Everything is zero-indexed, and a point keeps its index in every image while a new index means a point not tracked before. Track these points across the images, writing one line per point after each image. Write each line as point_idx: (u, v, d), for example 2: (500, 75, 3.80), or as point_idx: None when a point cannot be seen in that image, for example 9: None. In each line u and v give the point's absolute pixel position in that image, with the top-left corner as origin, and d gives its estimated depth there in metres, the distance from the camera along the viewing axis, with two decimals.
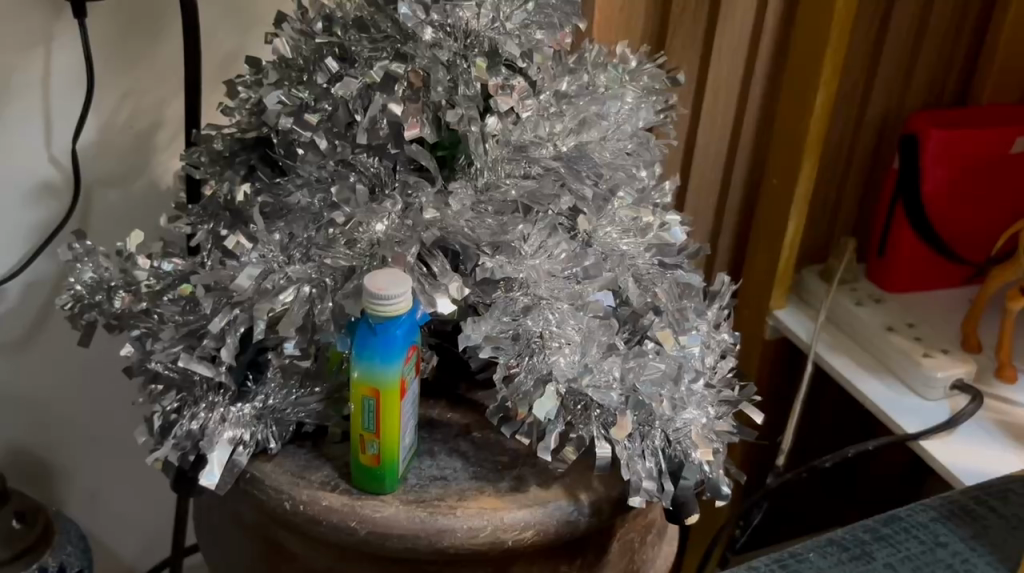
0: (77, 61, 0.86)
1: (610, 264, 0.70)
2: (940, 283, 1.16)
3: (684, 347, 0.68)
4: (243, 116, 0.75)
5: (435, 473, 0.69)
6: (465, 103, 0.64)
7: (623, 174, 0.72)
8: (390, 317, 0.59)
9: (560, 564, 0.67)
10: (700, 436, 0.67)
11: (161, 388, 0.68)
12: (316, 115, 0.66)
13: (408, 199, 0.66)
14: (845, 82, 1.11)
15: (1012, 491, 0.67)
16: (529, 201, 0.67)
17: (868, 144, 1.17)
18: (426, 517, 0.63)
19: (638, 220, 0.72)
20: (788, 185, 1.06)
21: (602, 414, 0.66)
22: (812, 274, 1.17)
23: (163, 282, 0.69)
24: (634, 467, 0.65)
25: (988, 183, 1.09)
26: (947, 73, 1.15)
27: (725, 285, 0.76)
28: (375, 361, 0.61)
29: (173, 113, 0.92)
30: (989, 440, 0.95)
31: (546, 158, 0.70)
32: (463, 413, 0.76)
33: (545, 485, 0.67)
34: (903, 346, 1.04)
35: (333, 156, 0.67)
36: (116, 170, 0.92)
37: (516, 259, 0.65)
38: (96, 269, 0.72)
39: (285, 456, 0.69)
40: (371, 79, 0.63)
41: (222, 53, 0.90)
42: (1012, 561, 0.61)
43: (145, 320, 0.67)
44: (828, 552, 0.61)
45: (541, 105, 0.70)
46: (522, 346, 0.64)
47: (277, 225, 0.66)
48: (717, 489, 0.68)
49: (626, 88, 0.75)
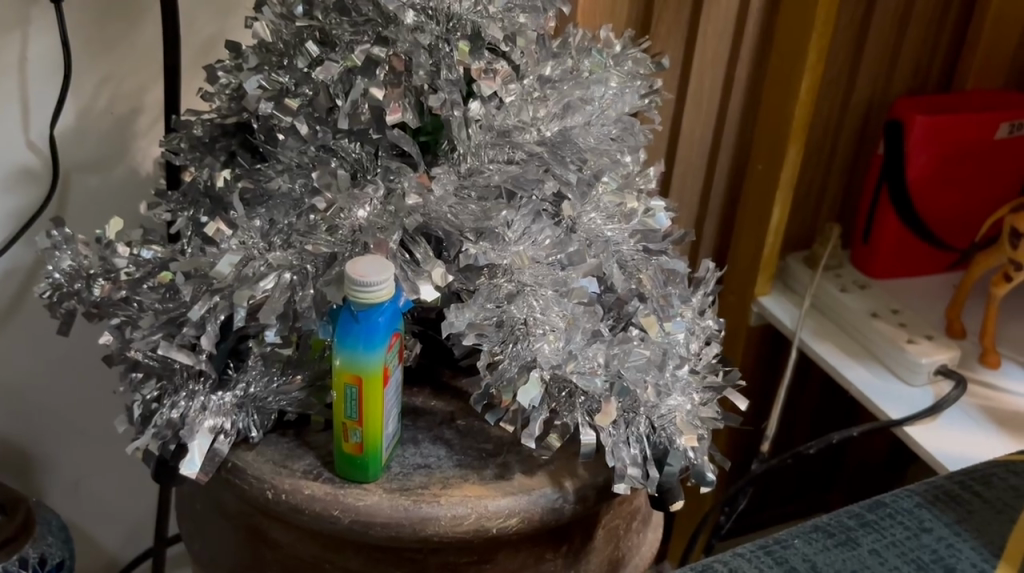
0: (53, 46, 0.84)
1: (594, 250, 0.69)
2: (923, 269, 1.16)
3: (668, 333, 0.68)
4: (223, 101, 0.74)
5: (419, 461, 0.68)
6: (448, 88, 0.63)
7: (608, 160, 0.72)
8: (373, 304, 0.58)
9: (544, 552, 0.67)
10: (685, 422, 0.67)
11: (141, 376, 0.67)
12: (296, 100, 0.66)
13: (391, 183, 0.65)
14: (832, 69, 1.10)
15: (994, 476, 0.67)
16: (513, 185, 0.66)
17: (852, 130, 1.17)
18: (410, 505, 0.63)
19: (623, 206, 0.72)
20: (773, 171, 1.06)
21: (587, 401, 0.66)
22: (797, 261, 1.17)
23: (143, 271, 0.68)
24: (619, 454, 0.64)
25: (972, 169, 1.09)
26: (931, 59, 1.16)
27: (710, 272, 0.76)
28: (358, 349, 0.60)
29: (152, 99, 0.91)
30: (970, 425, 0.95)
31: (529, 143, 0.70)
32: (448, 401, 0.76)
33: (529, 473, 0.67)
34: (887, 332, 1.04)
35: (314, 141, 0.66)
36: (96, 155, 0.91)
37: (500, 245, 0.65)
38: (75, 256, 0.71)
39: (266, 445, 0.68)
40: (352, 63, 0.62)
41: (202, 38, 0.89)
42: (997, 546, 0.61)
43: (124, 308, 0.66)
44: (813, 537, 0.61)
45: (525, 90, 0.69)
46: (506, 333, 0.64)
47: (258, 212, 0.66)
48: (701, 476, 0.67)
49: (611, 72, 0.74)
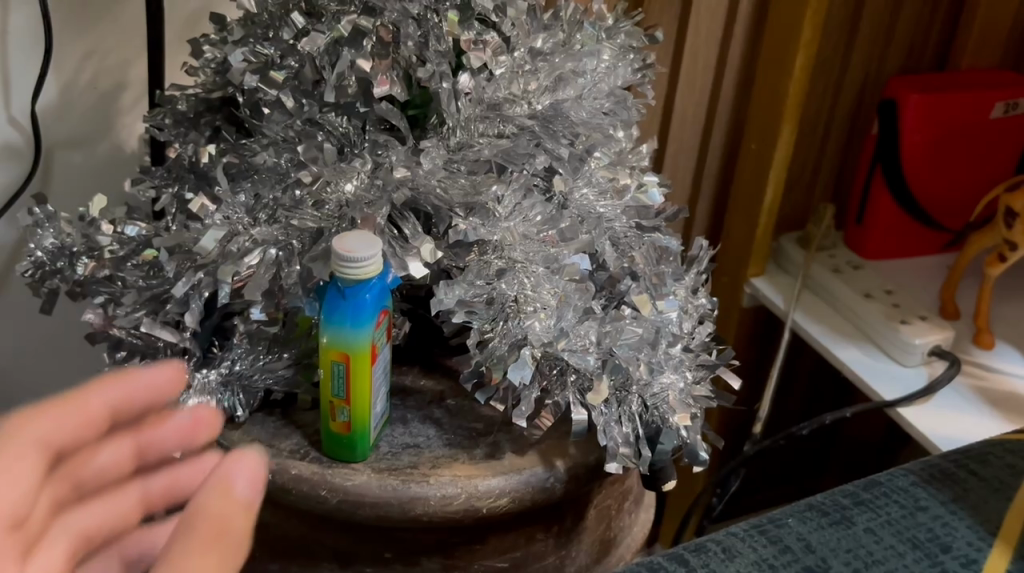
0: (35, 19, 0.82)
1: (587, 226, 0.68)
2: (916, 250, 1.15)
3: (662, 312, 0.67)
4: (208, 75, 0.73)
5: (408, 441, 0.67)
6: (436, 59, 0.62)
7: (600, 135, 0.71)
8: (359, 281, 0.57)
9: (535, 532, 0.66)
10: (678, 400, 0.66)
11: (125, 354, 0.67)
12: (281, 73, 0.64)
13: (379, 157, 0.64)
14: (828, 45, 1.09)
15: (991, 455, 0.66)
16: (504, 159, 0.65)
17: (848, 108, 1.15)
18: (399, 485, 0.62)
19: (615, 182, 0.71)
20: (766, 149, 1.05)
21: (579, 379, 0.65)
22: (790, 241, 1.16)
23: (127, 248, 0.67)
24: (611, 433, 0.64)
25: (968, 148, 1.08)
26: (927, 36, 1.14)
27: (703, 250, 0.75)
28: (344, 327, 0.59)
29: (137, 75, 0.89)
30: (963, 406, 0.94)
31: (521, 117, 0.68)
32: (438, 380, 0.75)
33: (520, 452, 0.66)
34: (880, 313, 1.03)
35: (301, 115, 0.64)
36: (79, 131, 0.90)
37: (491, 221, 0.63)
38: (58, 234, 0.68)
39: (253, 424, 0.68)
40: (339, 33, 0.61)
41: (187, 12, 0.87)
42: (992, 524, 0.60)
43: (108, 286, 0.66)
44: (808, 516, 0.60)
45: (515, 62, 0.68)
46: (496, 311, 0.63)
47: (243, 186, 0.65)
48: (695, 455, 0.66)
49: (603, 45, 0.73)
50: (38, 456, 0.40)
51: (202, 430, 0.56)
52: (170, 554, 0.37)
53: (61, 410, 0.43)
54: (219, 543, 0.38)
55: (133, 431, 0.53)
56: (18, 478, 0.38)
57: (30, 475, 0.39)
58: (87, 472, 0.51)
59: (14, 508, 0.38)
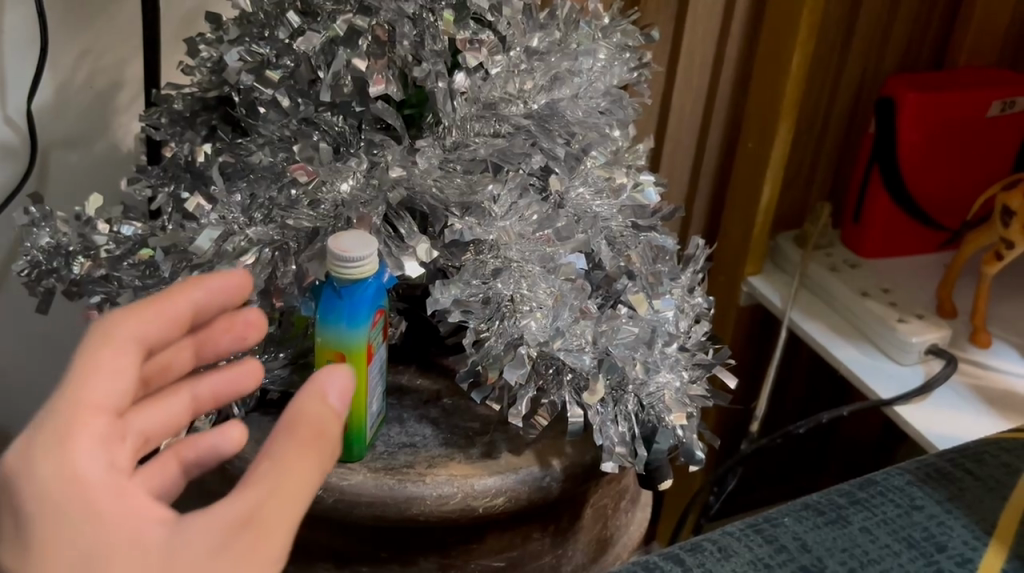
0: (31, 18, 0.82)
1: (583, 226, 0.68)
2: (913, 248, 1.15)
3: (658, 311, 0.67)
4: (203, 74, 0.72)
5: (405, 440, 0.67)
6: (432, 59, 0.62)
7: (596, 134, 0.71)
8: (355, 280, 0.57)
9: (532, 532, 0.66)
10: (675, 400, 0.66)
11: None
12: (278, 72, 0.64)
13: (374, 157, 0.64)
14: (825, 44, 1.09)
15: (987, 454, 0.66)
16: (500, 159, 0.65)
17: (845, 107, 1.15)
18: (395, 484, 0.62)
19: (611, 181, 0.71)
20: (763, 147, 1.05)
21: (575, 378, 0.65)
22: (787, 240, 1.16)
23: (123, 248, 0.67)
24: (607, 432, 0.64)
25: (965, 147, 1.08)
26: (924, 35, 1.15)
27: (699, 249, 0.75)
28: (340, 327, 0.59)
29: (133, 74, 0.89)
30: (959, 404, 0.94)
31: (517, 116, 0.68)
32: (434, 379, 0.75)
33: (516, 452, 0.66)
34: (877, 311, 1.03)
35: (295, 114, 0.65)
36: (76, 131, 0.90)
37: (487, 220, 0.63)
38: (54, 233, 0.68)
39: (249, 424, 0.68)
40: (334, 32, 0.61)
41: (183, 10, 0.87)
42: (988, 523, 0.60)
43: (105, 285, 0.66)
44: (804, 516, 0.60)
45: (511, 62, 0.68)
46: (492, 310, 0.63)
47: (239, 185, 0.65)
48: (691, 454, 0.67)
49: (599, 44, 0.73)
50: (135, 354, 0.42)
51: (253, 334, 0.55)
52: (269, 454, 0.41)
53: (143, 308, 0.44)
54: (315, 444, 0.42)
55: (191, 331, 0.52)
56: (118, 370, 0.41)
57: (130, 370, 0.42)
58: (153, 371, 0.51)
59: (120, 400, 0.41)
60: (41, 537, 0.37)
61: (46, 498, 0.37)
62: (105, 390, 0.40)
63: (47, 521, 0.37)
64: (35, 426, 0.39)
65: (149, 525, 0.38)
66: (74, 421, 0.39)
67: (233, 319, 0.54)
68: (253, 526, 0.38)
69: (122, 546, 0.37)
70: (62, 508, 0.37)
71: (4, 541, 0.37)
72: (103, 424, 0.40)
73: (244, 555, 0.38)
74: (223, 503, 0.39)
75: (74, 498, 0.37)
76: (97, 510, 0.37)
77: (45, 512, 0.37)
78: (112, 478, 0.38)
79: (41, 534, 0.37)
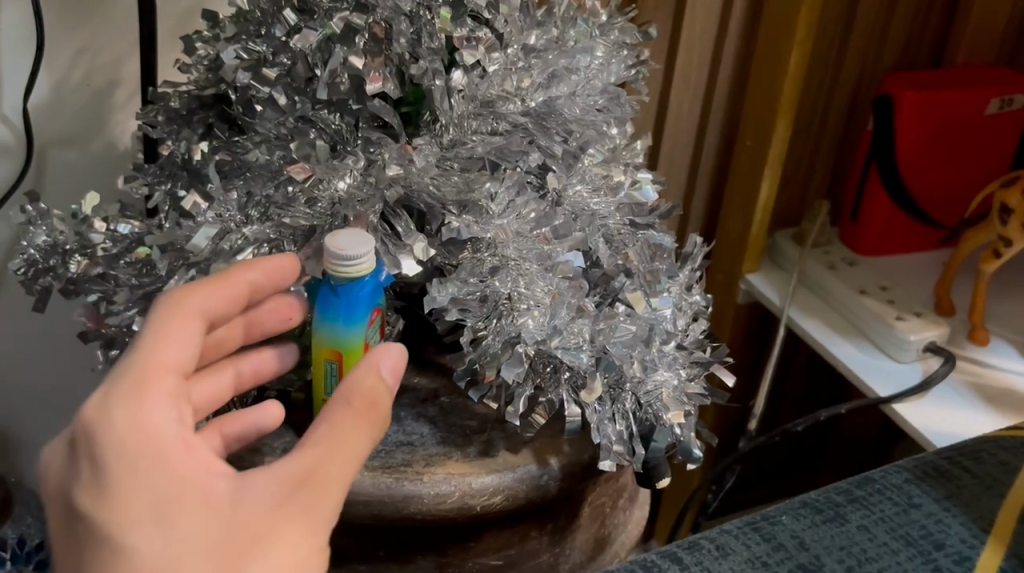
0: (26, 17, 0.82)
1: (580, 224, 0.68)
2: (912, 246, 1.15)
3: (656, 309, 0.67)
4: (201, 73, 0.72)
5: (402, 438, 0.67)
6: (429, 56, 0.62)
7: (593, 131, 0.70)
8: (351, 278, 0.57)
9: (530, 530, 0.66)
10: (672, 397, 0.66)
11: (117, 354, 0.67)
12: (274, 70, 0.64)
13: (372, 155, 0.64)
14: (822, 41, 1.09)
15: (984, 452, 0.66)
16: (497, 156, 0.64)
17: (843, 104, 1.15)
18: (393, 483, 0.61)
19: (608, 179, 0.71)
20: (760, 145, 1.04)
21: (572, 377, 0.65)
22: (786, 238, 1.16)
23: (120, 246, 0.67)
24: (604, 430, 0.64)
25: (963, 144, 1.08)
26: (922, 32, 1.14)
27: (697, 247, 0.75)
28: (337, 325, 0.59)
29: (129, 71, 0.89)
30: (957, 401, 0.94)
31: (514, 113, 0.68)
32: (432, 376, 0.75)
33: (514, 450, 0.66)
34: (875, 308, 1.03)
35: (292, 112, 0.64)
36: (73, 129, 0.89)
37: (484, 218, 0.63)
38: (50, 232, 0.68)
39: None
40: (331, 31, 0.61)
41: (179, 9, 0.87)
42: (986, 521, 0.60)
43: (101, 284, 0.65)
44: (802, 514, 0.60)
45: (509, 59, 0.67)
46: (489, 308, 0.63)
47: (235, 183, 0.64)
48: (688, 453, 0.67)
49: (597, 42, 0.72)
50: (200, 326, 0.50)
51: (296, 315, 0.62)
52: (327, 419, 0.48)
53: (209, 290, 0.52)
54: (367, 415, 0.49)
55: (242, 312, 0.60)
56: (187, 339, 0.48)
57: (193, 340, 0.49)
58: (210, 346, 0.60)
59: (185, 364, 0.48)
60: (114, 483, 0.41)
61: (124, 447, 0.42)
62: (175, 354, 0.47)
63: (123, 468, 0.42)
64: (111, 381, 0.45)
65: (215, 480, 0.43)
66: (149, 380, 0.45)
67: (278, 303, 0.61)
68: (303, 485, 0.45)
69: (191, 495, 0.42)
70: (139, 455, 0.42)
71: (79, 483, 0.42)
72: (172, 383, 0.46)
73: (302, 508, 0.44)
74: (278, 465, 0.45)
75: (149, 449, 0.42)
76: (170, 461, 0.42)
77: (122, 457, 0.42)
78: (181, 432, 0.44)
79: (118, 477, 0.41)
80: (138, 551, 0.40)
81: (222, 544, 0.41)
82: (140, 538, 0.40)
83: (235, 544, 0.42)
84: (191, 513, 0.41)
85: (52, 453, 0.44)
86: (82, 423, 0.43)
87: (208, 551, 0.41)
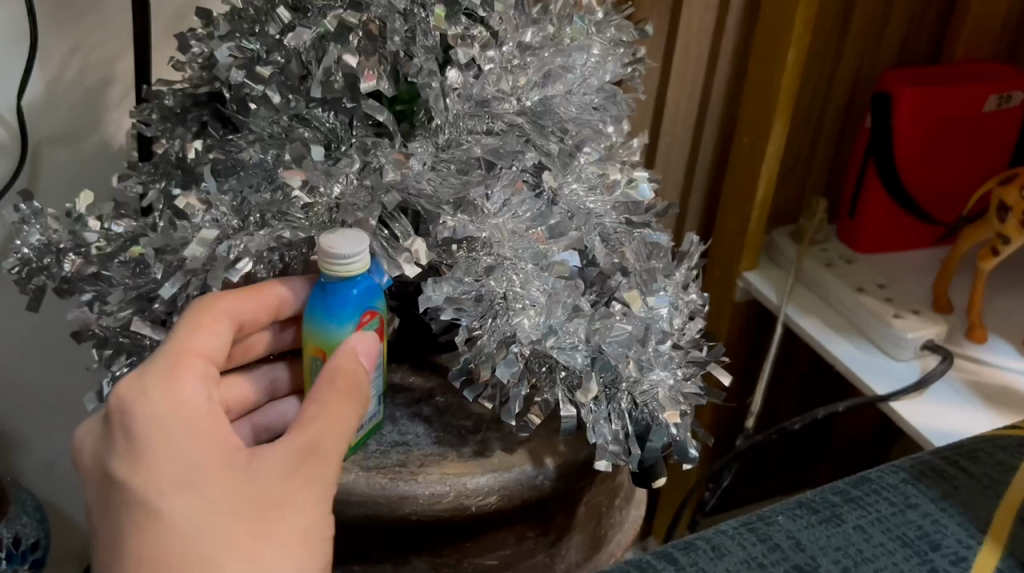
0: (19, 16, 0.81)
1: (575, 222, 0.68)
2: (908, 243, 1.15)
3: (651, 308, 0.66)
4: (195, 71, 0.72)
5: (397, 439, 0.67)
6: (424, 55, 0.62)
7: (589, 131, 0.71)
8: (343, 277, 0.57)
9: (526, 529, 0.66)
10: (667, 398, 0.65)
11: (111, 352, 0.67)
12: (268, 68, 0.63)
13: (367, 157, 0.63)
14: (820, 39, 1.08)
15: (980, 452, 0.66)
16: (493, 157, 0.64)
17: (841, 103, 1.15)
18: (387, 483, 0.61)
19: (604, 177, 0.70)
20: (756, 142, 1.04)
21: (568, 376, 0.65)
22: (784, 236, 1.16)
23: (115, 244, 0.66)
24: (600, 430, 0.63)
25: (960, 141, 1.08)
26: (919, 29, 1.14)
27: (694, 245, 0.74)
28: (327, 324, 0.59)
29: (122, 69, 0.88)
30: (956, 399, 0.94)
31: (509, 113, 0.67)
32: (427, 376, 0.75)
33: (510, 450, 0.66)
34: (872, 306, 1.03)
35: (287, 110, 0.64)
36: (66, 125, 0.89)
37: (479, 217, 0.63)
38: (44, 231, 0.68)
39: None
40: (325, 29, 0.60)
41: (172, 8, 0.87)
42: (982, 522, 0.59)
43: (94, 283, 0.66)
44: (798, 514, 0.60)
45: (504, 58, 0.67)
46: (484, 307, 0.62)
47: (229, 184, 0.64)
48: (684, 452, 0.66)
49: (593, 39, 0.71)
50: (223, 324, 0.57)
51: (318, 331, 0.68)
52: (324, 403, 0.55)
53: (234, 296, 0.59)
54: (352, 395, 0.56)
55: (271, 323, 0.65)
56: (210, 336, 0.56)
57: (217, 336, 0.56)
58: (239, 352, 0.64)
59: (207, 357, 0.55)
60: (151, 451, 0.48)
61: (154, 422, 0.49)
62: (202, 345, 0.55)
63: (154, 440, 0.48)
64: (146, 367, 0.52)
65: (237, 455, 0.50)
66: (178, 366, 0.52)
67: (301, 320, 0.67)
68: (309, 460, 0.52)
69: (220, 463, 0.49)
70: (169, 428, 0.49)
71: (118, 452, 0.49)
72: (198, 366, 0.53)
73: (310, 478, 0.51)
74: (290, 441, 0.52)
75: (177, 423, 0.50)
76: (199, 433, 0.50)
77: (156, 429, 0.49)
78: (208, 410, 0.51)
79: (151, 447, 0.48)
80: (173, 513, 0.47)
81: (248, 506, 0.48)
82: (172, 502, 0.47)
83: (258, 505, 0.49)
84: (215, 481, 0.48)
85: (88, 431, 0.51)
86: (118, 401, 0.50)
87: (234, 512, 0.48)
